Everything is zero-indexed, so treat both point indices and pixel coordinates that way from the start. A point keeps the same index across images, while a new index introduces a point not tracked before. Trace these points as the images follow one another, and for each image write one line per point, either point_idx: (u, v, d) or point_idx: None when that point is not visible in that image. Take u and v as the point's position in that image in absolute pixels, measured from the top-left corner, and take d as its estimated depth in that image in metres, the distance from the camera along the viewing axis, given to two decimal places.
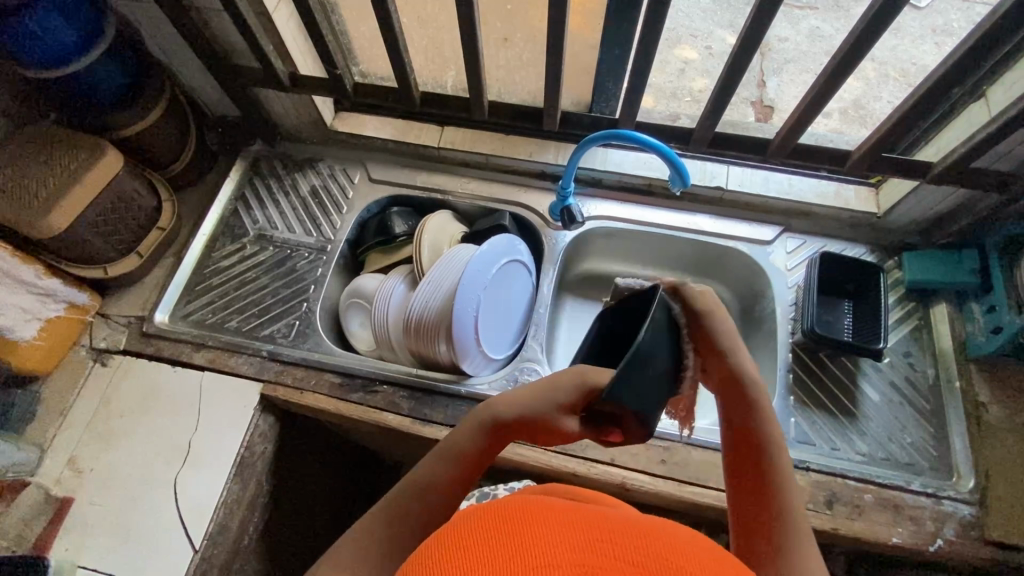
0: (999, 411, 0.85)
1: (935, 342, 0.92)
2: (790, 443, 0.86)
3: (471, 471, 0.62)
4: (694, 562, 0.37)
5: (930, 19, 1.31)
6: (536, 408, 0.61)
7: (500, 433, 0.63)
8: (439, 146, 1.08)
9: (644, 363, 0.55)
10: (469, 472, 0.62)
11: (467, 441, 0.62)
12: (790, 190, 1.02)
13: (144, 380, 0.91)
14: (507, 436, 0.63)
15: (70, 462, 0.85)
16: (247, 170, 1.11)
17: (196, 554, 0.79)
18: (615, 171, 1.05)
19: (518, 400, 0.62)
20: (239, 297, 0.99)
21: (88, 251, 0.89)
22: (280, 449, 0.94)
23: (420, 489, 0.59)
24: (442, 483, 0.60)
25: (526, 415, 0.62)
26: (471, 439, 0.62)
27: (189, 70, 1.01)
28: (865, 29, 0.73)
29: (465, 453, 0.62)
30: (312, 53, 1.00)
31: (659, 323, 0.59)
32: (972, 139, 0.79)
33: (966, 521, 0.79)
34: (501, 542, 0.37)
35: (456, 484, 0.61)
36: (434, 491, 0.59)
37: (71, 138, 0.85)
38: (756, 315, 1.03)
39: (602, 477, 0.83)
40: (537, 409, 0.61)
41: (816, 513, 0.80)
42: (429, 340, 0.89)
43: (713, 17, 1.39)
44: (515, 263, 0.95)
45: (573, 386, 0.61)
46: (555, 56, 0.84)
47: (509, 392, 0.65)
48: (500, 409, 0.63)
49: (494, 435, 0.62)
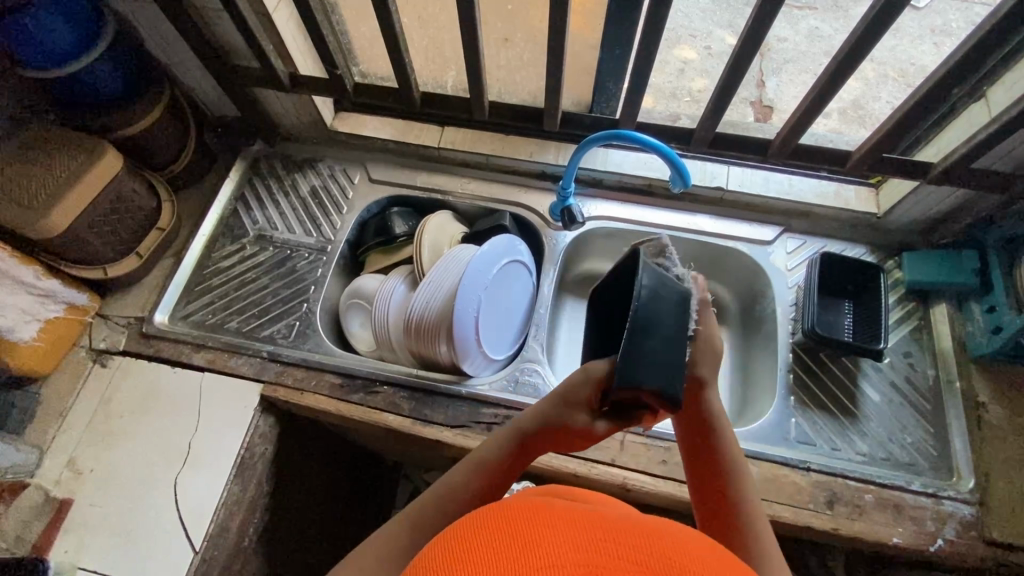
0: (998, 411, 0.85)
1: (935, 342, 0.92)
2: (791, 443, 0.86)
3: (500, 478, 0.63)
4: (697, 560, 0.37)
5: (929, 19, 1.31)
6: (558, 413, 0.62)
7: (527, 440, 0.64)
8: (439, 146, 1.08)
9: (642, 335, 0.53)
10: (498, 479, 0.63)
11: (494, 450, 0.63)
12: (790, 190, 1.02)
13: (144, 380, 0.90)
14: (533, 443, 0.64)
15: (69, 463, 0.85)
16: (246, 170, 1.11)
17: (196, 555, 0.79)
18: (615, 172, 1.05)
19: (541, 408, 0.64)
20: (239, 298, 0.99)
21: (88, 252, 0.89)
22: (280, 450, 0.94)
23: (448, 498, 0.60)
24: (471, 490, 0.61)
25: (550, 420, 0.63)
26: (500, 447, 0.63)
27: (188, 70, 1.01)
28: (866, 30, 0.73)
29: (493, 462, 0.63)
30: (312, 53, 1.00)
31: (653, 291, 0.55)
32: (973, 140, 0.79)
33: (966, 521, 0.79)
34: (505, 543, 0.37)
35: (486, 494, 0.62)
36: (459, 497, 0.60)
37: (71, 138, 0.85)
38: (756, 315, 1.03)
39: (603, 478, 0.83)
40: (558, 413, 0.62)
41: (816, 513, 0.80)
42: (429, 341, 0.89)
43: (712, 17, 1.39)
44: (515, 264, 0.95)
45: (585, 383, 0.61)
46: (556, 56, 0.84)
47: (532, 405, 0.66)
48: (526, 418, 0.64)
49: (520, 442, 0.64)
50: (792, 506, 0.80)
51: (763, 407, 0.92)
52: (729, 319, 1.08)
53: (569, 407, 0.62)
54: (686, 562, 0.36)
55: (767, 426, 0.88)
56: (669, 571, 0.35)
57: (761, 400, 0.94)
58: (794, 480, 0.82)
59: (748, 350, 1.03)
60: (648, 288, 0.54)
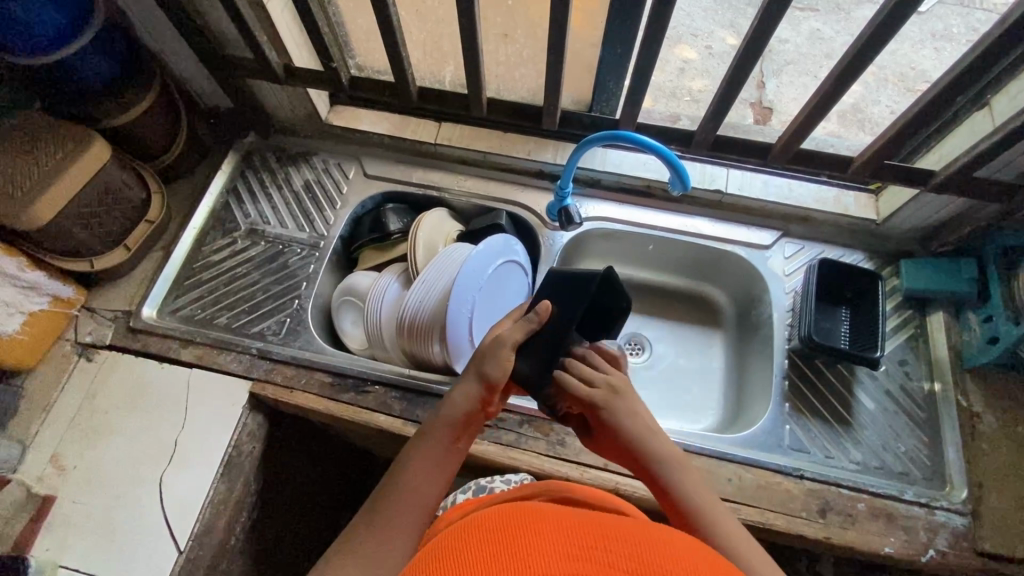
0: (992, 421, 0.85)
1: (931, 350, 0.92)
2: (785, 450, 0.86)
3: (462, 438, 0.63)
4: (683, 565, 0.37)
5: (930, 23, 1.29)
6: (482, 350, 0.66)
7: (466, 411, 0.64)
8: (436, 143, 1.06)
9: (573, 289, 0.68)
10: (446, 455, 0.62)
11: (446, 408, 0.64)
12: (790, 194, 1.01)
13: (129, 376, 0.89)
14: (468, 419, 0.64)
15: (52, 459, 0.83)
16: (239, 162, 1.09)
17: (181, 555, 0.77)
18: (614, 172, 1.03)
19: (466, 379, 0.66)
20: (228, 293, 0.97)
21: (74, 243, 0.87)
22: (270, 449, 0.92)
23: (403, 472, 0.59)
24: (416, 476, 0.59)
25: (480, 354, 0.66)
26: (448, 407, 0.64)
27: (180, 59, 0.99)
28: (873, 34, 0.72)
29: (446, 422, 0.63)
30: (307, 43, 0.98)
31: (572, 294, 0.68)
32: (975, 149, 0.78)
33: (958, 532, 0.79)
34: (495, 549, 0.38)
35: (444, 460, 0.61)
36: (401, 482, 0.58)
37: (53, 127, 0.83)
38: (752, 319, 1.02)
39: (595, 482, 0.82)
40: (486, 363, 0.65)
41: (809, 522, 0.79)
42: (420, 341, 0.88)
43: (714, 17, 1.37)
44: (510, 264, 0.94)
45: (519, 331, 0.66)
46: (557, 53, 0.83)
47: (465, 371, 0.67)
48: (464, 375, 0.67)
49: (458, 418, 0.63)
50: (784, 513, 0.80)
51: (757, 413, 0.91)
52: (725, 323, 1.08)
53: (489, 338, 0.67)
54: (673, 567, 0.36)
55: (760, 432, 0.87)
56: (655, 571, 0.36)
57: (756, 406, 0.93)
58: (786, 488, 0.82)
59: (743, 353, 1.02)
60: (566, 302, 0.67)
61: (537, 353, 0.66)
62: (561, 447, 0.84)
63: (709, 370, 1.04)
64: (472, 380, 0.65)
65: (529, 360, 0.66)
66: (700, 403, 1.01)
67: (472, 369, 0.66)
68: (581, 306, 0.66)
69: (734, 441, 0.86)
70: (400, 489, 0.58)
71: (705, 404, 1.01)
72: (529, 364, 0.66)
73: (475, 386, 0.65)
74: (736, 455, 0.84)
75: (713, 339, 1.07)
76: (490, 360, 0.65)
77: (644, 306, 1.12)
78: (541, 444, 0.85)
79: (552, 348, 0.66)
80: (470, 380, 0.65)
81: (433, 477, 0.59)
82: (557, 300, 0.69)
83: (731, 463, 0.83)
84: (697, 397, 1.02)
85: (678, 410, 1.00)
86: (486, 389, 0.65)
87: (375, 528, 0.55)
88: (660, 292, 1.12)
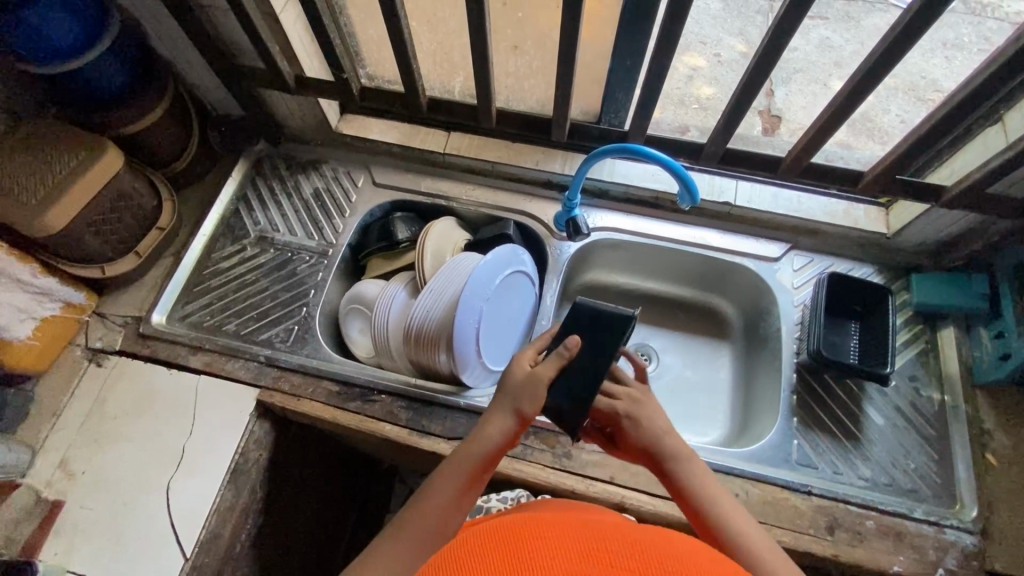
0: (1003, 440, 0.84)
1: (942, 365, 0.91)
2: (792, 465, 0.85)
3: (488, 470, 0.63)
4: (683, 560, 0.39)
5: (941, 32, 1.28)
6: (516, 383, 0.66)
7: (497, 447, 0.63)
8: (444, 152, 1.06)
9: (598, 321, 0.69)
10: (470, 486, 0.61)
11: (476, 439, 0.63)
12: (800, 207, 1.00)
13: (138, 382, 0.89)
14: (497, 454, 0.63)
15: (61, 464, 0.84)
16: (249, 169, 1.10)
17: (187, 561, 0.78)
18: (622, 183, 1.03)
19: (498, 409, 0.65)
20: (238, 300, 0.98)
21: (87, 251, 0.88)
22: (277, 456, 0.92)
23: (431, 497, 0.60)
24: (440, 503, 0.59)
25: (516, 386, 0.66)
26: (478, 438, 0.63)
27: (192, 67, 1.00)
28: (887, 49, 0.71)
29: (478, 454, 0.62)
30: (318, 53, 0.98)
31: (599, 325, 0.69)
32: (987, 166, 0.78)
33: (969, 551, 0.78)
34: (490, 556, 0.38)
35: (469, 487, 0.61)
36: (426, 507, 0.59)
37: (66, 135, 0.84)
38: (760, 331, 1.01)
39: (602, 496, 0.82)
40: (521, 397, 0.65)
41: (817, 538, 0.79)
42: (428, 351, 0.88)
43: (723, 25, 1.36)
44: (518, 274, 0.94)
45: (553, 365, 0.66)
46: (567, 66, 0.83)
47: (498, 401, 0.66)
48: (498, 405, 0.66)
49: (488, 451, 0.62)
50: (791, 530, 0.79)
51: (765, 428, 0.91)
52: (733, 334, 1.07)
53: (523, 372, 0.67)
54: (673, 564, 0.37)
55: (768, 447, 0.86)
56: (657, 568, 0.37)
57: (763, 420, 0.92)
58: (794, 504, 0.81)
59: (751, 365, 1.02)
60: (598, 330, 0.69)
61: (569, 387, 0.66)
62: (567, 460, 0.84)
63: (716, 381, 1.04)
64: (507, 413, 0.64)
65: (564, 394, 0.66)
66: (707, 415, 1.01)
67: (507, 401, 0.65)
68: (616, 349, 0.67)
69: (740, 455, 0.85)
70: (423, 515, 0.58)
71: (711, 416, 1.01)
72: (562, 398, 0.66)
73: (509, 419, 0.64)
74: (743, 470, 0.83)
75: (720, 351, 1.07)
76: (522, 394, 0.65)
77: (651, 317, 1.11)
78: (546, 456, 0.85)
79: (584, 383, 0.66)
80: (505, 414, 0.64)
81: (458, 503, 0.60)
82: (587, 337, 0.69)
83: (739, 478, 0.83)
84: (703, 409, 1.01)
85: (684, 422, 1.00)
86: (520, 423, 0.64)
87: (401, 547, 0.56)
88: (667, 302, 1.12)
